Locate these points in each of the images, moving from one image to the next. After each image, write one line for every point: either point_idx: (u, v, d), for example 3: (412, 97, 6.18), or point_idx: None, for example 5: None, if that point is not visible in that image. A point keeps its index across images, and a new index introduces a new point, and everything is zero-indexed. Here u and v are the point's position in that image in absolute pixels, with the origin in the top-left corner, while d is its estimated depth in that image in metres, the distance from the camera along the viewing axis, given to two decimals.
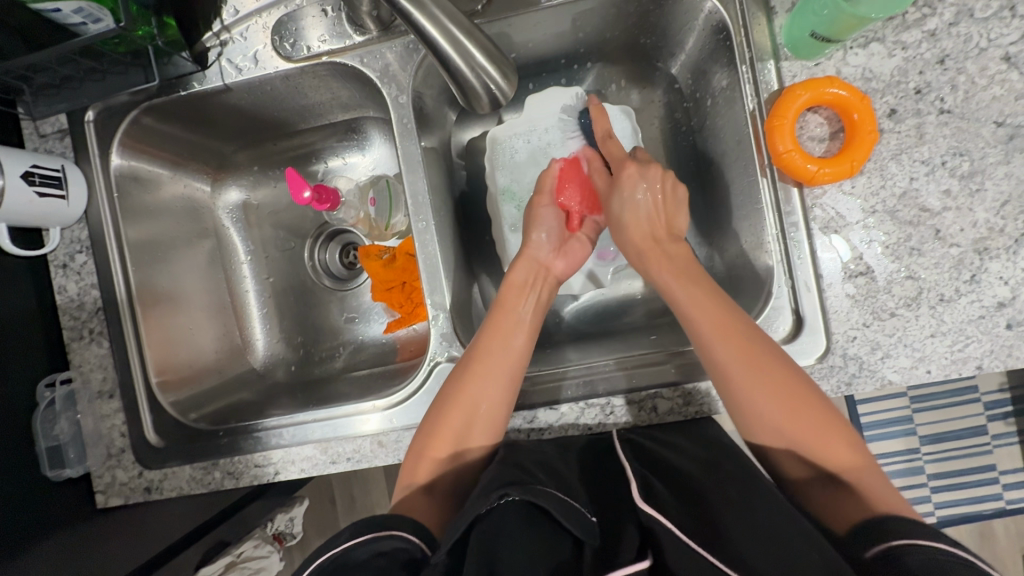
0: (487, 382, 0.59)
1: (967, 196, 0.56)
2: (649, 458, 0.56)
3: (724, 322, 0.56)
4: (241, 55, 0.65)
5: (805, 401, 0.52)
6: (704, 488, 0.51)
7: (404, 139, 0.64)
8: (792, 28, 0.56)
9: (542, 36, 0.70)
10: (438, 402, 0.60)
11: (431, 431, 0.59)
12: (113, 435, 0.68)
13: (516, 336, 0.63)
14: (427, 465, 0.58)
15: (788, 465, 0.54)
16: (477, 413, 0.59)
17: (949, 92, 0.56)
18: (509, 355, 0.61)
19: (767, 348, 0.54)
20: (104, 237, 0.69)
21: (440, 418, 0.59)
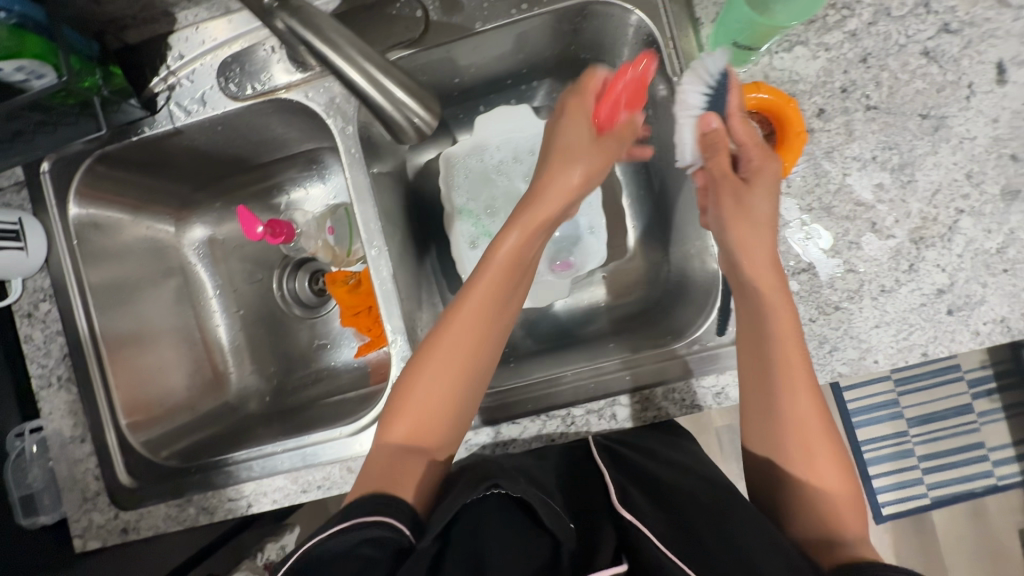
0: (475, 339, 0.56)
1: (899, 188, 0.58)
2: (629, 467, 0.56)
3: (786, 336, 0.52)
4: (189, 98, 0.67)
5: (831, 447, 0.52)
6: (681, 496, 0.52)
7: (353, 168, 0.65)
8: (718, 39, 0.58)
9: (485, 58, 0.72)
10: (422, 353, 0.56)
11: (413, 383, 0.56)
12: (87, 478, 0.68)
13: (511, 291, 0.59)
14: (406, 423, 0.55)
15: (795, 510, 0.52)
16: (463, 367, 0.56)
17: (873, 89, 0.58)
18: (500, 312, 0.58)
19: (813, 397, 0.52)
20: (66, 284, 0.70)
21: (426, 371, 0.55)
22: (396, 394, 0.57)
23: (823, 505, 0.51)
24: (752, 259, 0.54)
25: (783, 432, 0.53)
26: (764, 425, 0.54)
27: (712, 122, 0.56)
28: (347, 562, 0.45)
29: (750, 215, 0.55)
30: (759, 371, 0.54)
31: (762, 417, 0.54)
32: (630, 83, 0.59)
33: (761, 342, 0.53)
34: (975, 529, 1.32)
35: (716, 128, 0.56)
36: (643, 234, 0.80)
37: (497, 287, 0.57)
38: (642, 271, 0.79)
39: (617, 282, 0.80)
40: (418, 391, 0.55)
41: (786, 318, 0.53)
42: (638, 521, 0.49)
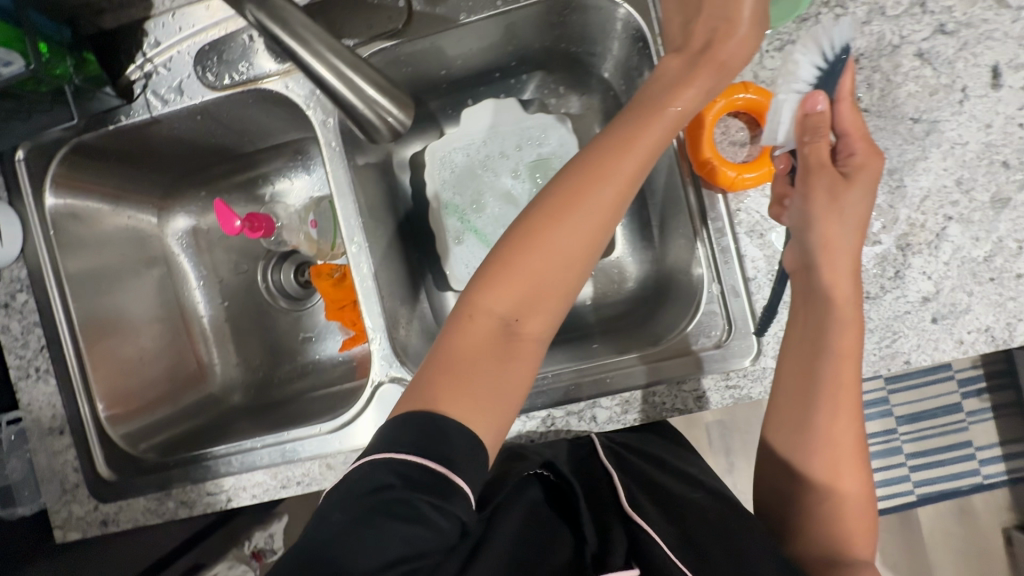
0: (565, 246, 0.48)
1: (888, 194, 0.57)
2: (635, 472, 0.59)
3: (849, 358, 0.52)
4: (166, 87, 0.65)
5: (857, 478, 0.53)
6: (689, 505, 0.54)
7: (333, 161, 0.63)
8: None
9: (471, 50, 0.70)
10: (502, 252, 0.48)
11: (490, 287, 0.48)
12: (66, 470, 0.68)
13: (606, 204, 0.48)
14: (477, 336, 0.47)
15: (808, 537, 0.53)
16: (547, 276, 0.48)
17: (864, 90, 0.57)
18: (597, 218, 0.48)
19: (852, 426, 0.53)
20: (43, 276, 0.69)
21: (502, 273, 0.48)
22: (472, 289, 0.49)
23: (839, 535, 0.52)
24: (832, 262, 0.52)
25: (817, 457, 0.53)
26: (801, 446, 0.54)
27: (819, 101, 0.51)
28: (399, 525, 0.38)
29: (841, 215, 0.52)
30: (811, 389, 0.53)
31: (801, 439, 0.54)
32: (753, 22, 0.51)
33: (815, 359, 0.53)
34: (958, 526, 1.33)
35: (823, 108, 0.51)
36: (631, 231, 0.79)
37: (580, 226, 0.48)
38: (629, 269, 0.79)
39: (605, 280, 0.79)
40: (490, 299, 0.48)
41: (851, 342, 0.52)
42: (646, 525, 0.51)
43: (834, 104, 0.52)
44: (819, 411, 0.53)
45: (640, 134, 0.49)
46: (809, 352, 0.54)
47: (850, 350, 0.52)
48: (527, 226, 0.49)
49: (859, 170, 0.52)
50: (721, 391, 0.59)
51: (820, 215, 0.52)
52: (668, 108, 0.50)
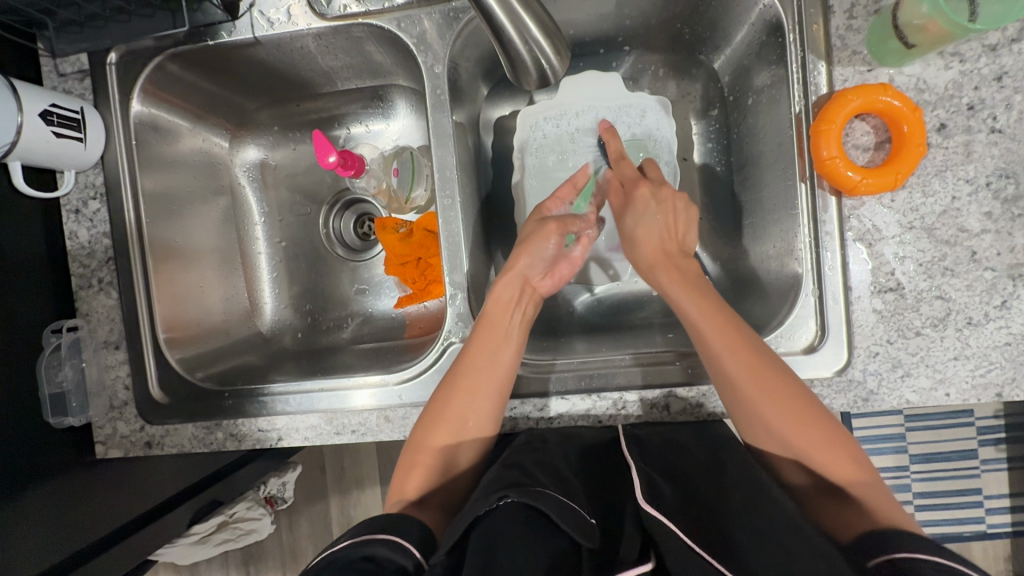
0: (478, 382, 0.58)
1: (1008, 220, 0.55)
2: (660, 462, 0.54)
3: (739, 347, 0.54)
4: (274, 9, 0.63)
5: (819, 421, 0.52)
6: (707, 495, 0.49)
7: (437, 110, 0.62)
8: (883, 19, 0.53)
9: (585, 16, 0.68)
10: (445, 383, 0.60)
11: (434, 414, 0.59)
12: (116, 387, 0.68)
13: (492, 376, 0.59)
14: (421, 458, 0.58)
15: (788, 467, 0.54)
16: (464, 424, 0.58)
17: (1002, 111, 0.55)
18: (485, 369, 0.59)
19: (759, 367, 0.53)
20: (119, 185, 0.67)
21: (438, 414, 0.59)
22: (403, 464, 0.59)
23: (824, 467, 0.52)
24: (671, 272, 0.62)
25: (757, 406, 0.53)
26: (736, 402, 0.54)
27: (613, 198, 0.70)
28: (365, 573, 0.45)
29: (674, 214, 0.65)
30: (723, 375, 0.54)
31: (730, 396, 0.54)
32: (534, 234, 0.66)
33: (706, 350, 0.55)
34: None
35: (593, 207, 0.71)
36: (711, 227, 0.76)
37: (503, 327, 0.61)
38: (701, 266, 0.76)
39: None
40: (431, 439, 0.58)
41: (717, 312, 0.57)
42: (665, 519, 0.46)
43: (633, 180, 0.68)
44: (739, 381, 0.53)
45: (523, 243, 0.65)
46: (707, 344, 0.55)
47: (713, 315, 0.56)
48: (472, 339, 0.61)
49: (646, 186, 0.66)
50: None
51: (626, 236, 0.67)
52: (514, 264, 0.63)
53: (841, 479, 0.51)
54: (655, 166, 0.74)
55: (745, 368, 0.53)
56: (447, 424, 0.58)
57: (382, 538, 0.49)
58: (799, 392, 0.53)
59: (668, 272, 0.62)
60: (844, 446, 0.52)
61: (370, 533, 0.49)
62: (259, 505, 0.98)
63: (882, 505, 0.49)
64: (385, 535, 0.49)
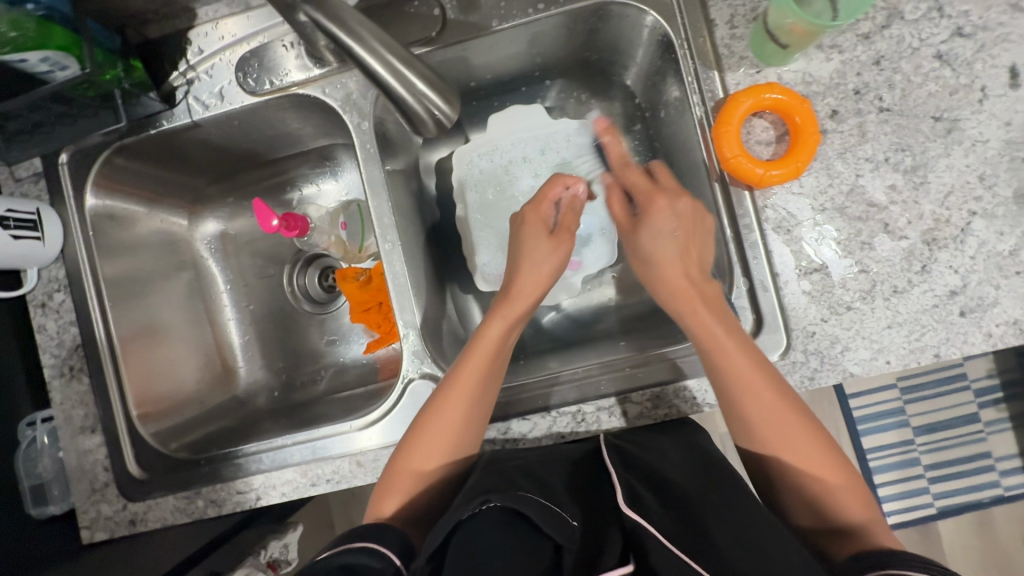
0: (464, 403, 0.59)
1: (912, 190, 0.58)
2: (640, 467, 0.55)
3: (751, 376, 0.54)
4: (208, 93, 0.67)
5: (814, 437, 0.53)
6: (690, 495, 0.51)
7: (368, 163, 0.66)
8: (759, 27, 0.58)
9: (500, 58, 0.73)
10: (431, 402, 0.60)
11: (419, 434, 0.60)
12: (96, 469, 0.69)
13: (483, 392, 0.60)
14: (406, 483, 0.58)
15: (790, 498, 0.55)
16: (453, 445, 0.59)
17: (886, 91, 0.59)
18: (474, 386, 0.59)
19: (779, 397, 0.54)
20: (80, 274, 0.70)
21: (423, 434, 0.59)
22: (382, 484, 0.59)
23: (830, 498, 0.52)
24: (691, 305, 0.59)
25: (769, 440, 0.54)
26: (750, 436, 0.55)
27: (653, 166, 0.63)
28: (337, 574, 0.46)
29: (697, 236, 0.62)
30: (726, 390, 0.55)
31: (740, 422, 0.56)
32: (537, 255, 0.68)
33: (722, 381, 0.55)
34: (981, 540, 1.25)
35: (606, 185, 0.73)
36: None
37: (489, 350, 0.62)
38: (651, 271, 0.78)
39: (626, 282, 0.81)
40: (414, 463, 0.59)
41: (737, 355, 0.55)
42: (647, 523, 0.48)
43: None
44: (752, 414, 0.54)
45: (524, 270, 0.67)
46: (724, 380, 0.55)
47: (739, 362, 0.55)
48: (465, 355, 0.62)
49: (663, 199, 0.65)
50: None
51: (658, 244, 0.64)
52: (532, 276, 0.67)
53: (851, 511, 0.52)
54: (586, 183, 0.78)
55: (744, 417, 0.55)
56: (438, 444, 0.59)
57: (358, 546, 0.50)
58: (806, 418, 0.54)
59: (686, 301, 0.60)
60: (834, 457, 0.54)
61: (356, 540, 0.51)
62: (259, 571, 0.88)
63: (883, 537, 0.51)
64: (368, 543, 0.50)
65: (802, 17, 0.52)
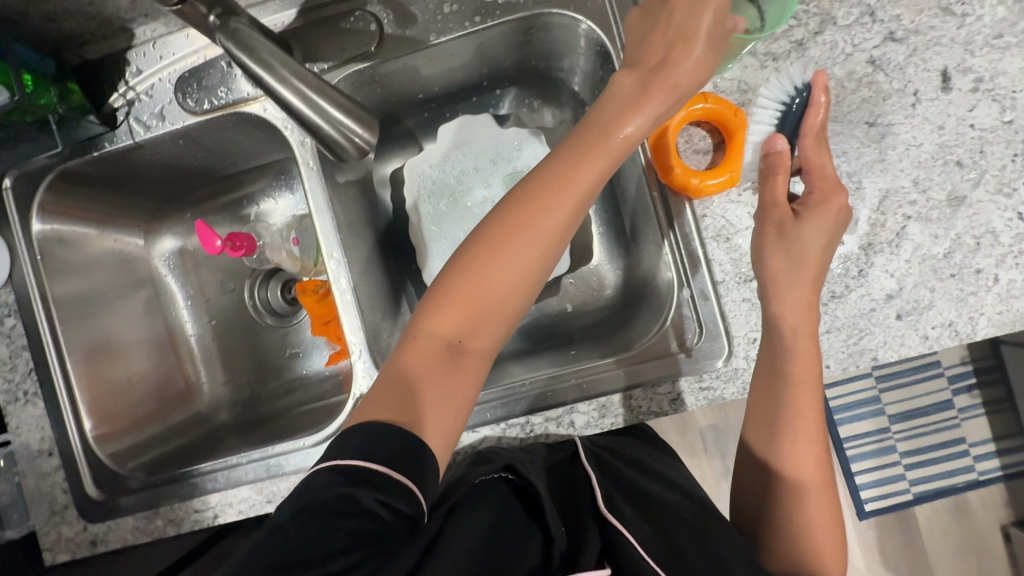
0: (508, 265, 0.49)
1: (848, 195, 0.59)
2: (618, 478, 0.59)
3: (803, 385, 0.54)
4: (148, 113, 0.67)
5: (822, 482, 0.54)
6: (661, 505, 0.55)
7: (311, 180, 0.66)
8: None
9: (446, 69, 0.72)
10: (469, 249, 0.51)
11: (456, 289, 0.50)
12: (56, 492, 0.69)
13: (536, 253, 0.50)
14: (444, 325, 0.50)
15: (771, 533, 0.55)
16: (488, 312, 0.50)
17: (821, 97, 0.59)
18: (538, 238, 0.49)
19: (813, 419, 0.55)
20: (30, 298, 0.70)
21: (462, 282, 0.50)
22: (409, 334, 0.51)
23: (813, 539, 0.53)
24: (779, 293, 0.54)
25: (783, 461, 0.55)
26: (768, 455, 0.55)
27: (779, 142, 0.56)
28: (348, 518, 0.40)
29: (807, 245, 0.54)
30: (777, 402, 0.55)
31: (769, 436, 0.55)
32: (699, 65, 0.51)
33: (781, 385, 0.55)
34: (957, 524, 1.27)
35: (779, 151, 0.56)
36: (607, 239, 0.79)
37: (549, 213, 0.49)
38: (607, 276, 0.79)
39: (583, 289, 0.80)
40: (440, 326, 0.50)
41: (804, 367, 0.54)
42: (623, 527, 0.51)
43: (800, 140, 0.56)
44: (782, 429, 0.55)
45: (578, 168, 0.50)
46: (781, 383, 0.55)
47: (805, 371, 0.54)
48: (512, 203, 0.51)
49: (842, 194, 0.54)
50: (695, 394, 0.61)
51: (770, 249, 0.56)
52: (618, 134, 0.50)
53: (826, 558, 0.53)
54: None
55: (778, 428, 0.55)
56: (482, 302, 0.49)
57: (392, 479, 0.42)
58: (822, 450, 0.55)
59: (781, 291, 0.54)
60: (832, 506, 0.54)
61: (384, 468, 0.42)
62: None
63: None
64: (397, 478, 0.42)
65: (739, 37, 0.55)
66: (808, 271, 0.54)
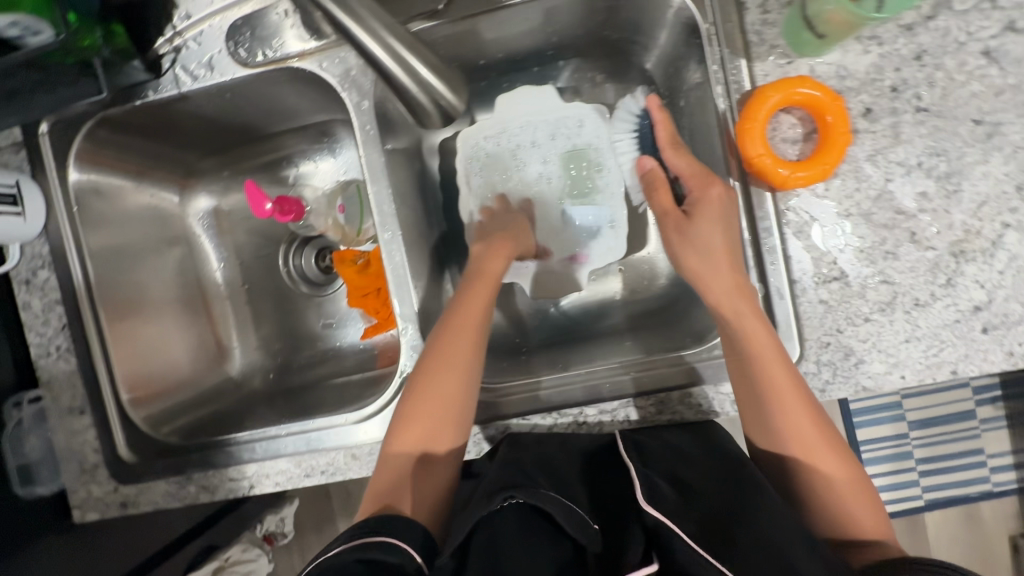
0: (467, 339, 0.59)
1: (944, 198, 0.55)
2: (661, 467, 0.54)
3: (778, 384, 0.52)
4: (196, 62, 0.63)
5: (833, 450, 0.52)
6: (713, 500, 0.50)
7: (367, 145, 0.62)
8: (796, 12, 0.53)
9: (512, 33, 0.68)
10: (438, 334, 0.60)
11: (437, 365, 0.58)
12: (86, 450, 0.67)
13: (475, 330, 0.60)
14: (409, 438, 0.57)
15: (817, 511, 0.52)
16: (462, 376, 0.58)
17: (926, 89, 0.54)
18: (480, 312, 0.61)
19: (801, 405, 0.52)
20: (65, 250, 0.67)
21: (443, 359, 0.58)
22: (398, 420, 0.58)
23: (845, 507, 0.51)
24: (733, 308, 0.56)
25: (784, 447, 0.53)
26: (772, 441, 0.54)
27: (679, 164, 0.61)
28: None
29: (713, 251, 0.59)
30: (756, 399, 0.53)
31: (761, 427, 0.54)
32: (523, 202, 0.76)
33: (754, 385, 0.53)
34: (967, 533, 1.26)
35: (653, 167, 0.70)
36: None
37: (473, 309, 0.61)
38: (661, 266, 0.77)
39: (634, 276, 0.78)
40: (423, 406, 0.57)
41: (776, 364, 0.53)
42: (667, 520, 0.47)
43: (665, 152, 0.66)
44: (774, 418, 0.53)
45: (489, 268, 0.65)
46: (750, 380, 0.54)
47: (774, 368, 0.52)
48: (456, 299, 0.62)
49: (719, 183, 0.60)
50: None
51: (684, 255, 0.62)
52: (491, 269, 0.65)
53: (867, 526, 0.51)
54: (600, 173, 0.75)
55: (765, 420, 0.53)
56: (453, 371, 0.57)
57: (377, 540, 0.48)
58: (824, 428, 0.53)
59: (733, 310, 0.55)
60: (842, 461, 0.52)
61: (368, 535, 0.48)
62: (255, 546, 0.99)
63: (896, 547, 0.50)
64: (379, 538, 0.48)
65: (846, 5, 0.48)
66: (740, 284, 0.56)
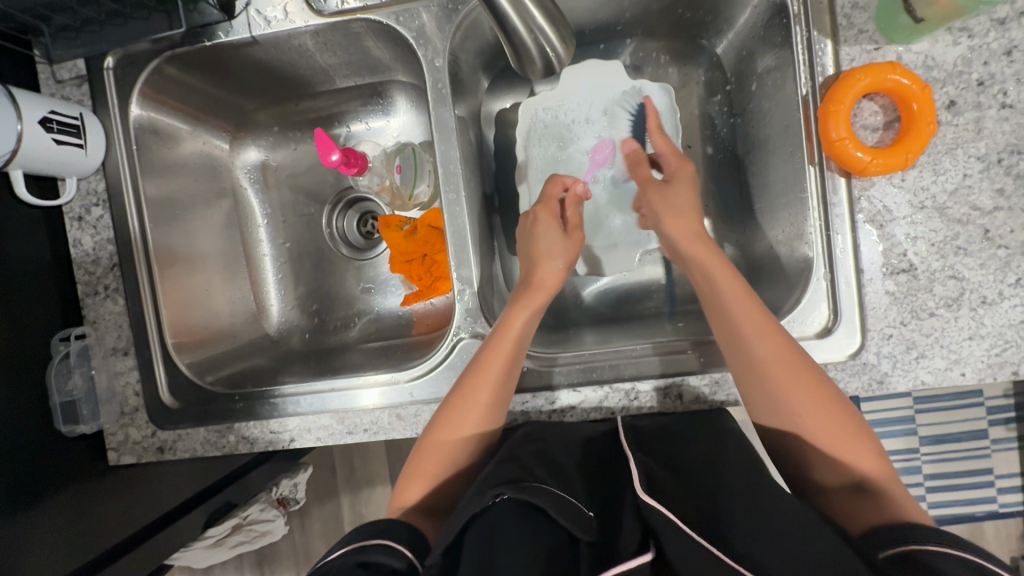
0: (491, 384, 0.57)
1: (1021, 197, 0.54)
2: (661, 455, 0.52)
3: (765, 328, 0.53)
4: (271, 7, 0.62)
5: (827, 396, 0.51)
6: (711, 490, 0.47)
7: (438, 105, 0.62)
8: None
9: (585, 4, 0.67)
10: (464, 377, 0.58)
11: (453, 405, 0.57)
12: (127, 393, 0.68)
13: (500, 379, 0.57)
14: (421, 475, 0.57)
15: (807, 468, 0.52)
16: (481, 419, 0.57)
17: (1013, 86, 0.54)
18: (503, 356, 0.57)
19: (773, 342, 0.52)
20: (120, 190, 0.66)
21: (461, 401, 0.57)
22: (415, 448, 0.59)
23: (848, 457, 0.50)
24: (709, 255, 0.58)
25: (778, 397, 0.52)
26: (763, 394, 0.53)
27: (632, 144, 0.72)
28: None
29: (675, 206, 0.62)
30: (739, 349, 0.54)
31: (748, 377, 0.53)
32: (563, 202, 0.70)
33: (733, 332, 0.54)
34: None
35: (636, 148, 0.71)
36: (717, 214, 0.75)
37: (498, 360, 0.57)
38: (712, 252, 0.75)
39: None
40: (441, 439, 0.57)
41: (755, 316, 0.54)
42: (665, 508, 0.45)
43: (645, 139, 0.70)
44: (764, 363, 0.52)
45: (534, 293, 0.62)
46: (738, 330, 0.54)
47: (762, 322, 0.53)
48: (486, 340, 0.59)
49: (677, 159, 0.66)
50: None
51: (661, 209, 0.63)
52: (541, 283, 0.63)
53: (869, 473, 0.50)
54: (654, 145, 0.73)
55: (756, 370, 0.52)
56: (472, 419, 0.57)
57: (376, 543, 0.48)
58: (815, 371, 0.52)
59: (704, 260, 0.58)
60: (836, 405, 0.51)
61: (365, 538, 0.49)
62: (273, 507, 0.96)
63: (904, 500, 0.48)
64: (378, 541, 0.49)
65: None
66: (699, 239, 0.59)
